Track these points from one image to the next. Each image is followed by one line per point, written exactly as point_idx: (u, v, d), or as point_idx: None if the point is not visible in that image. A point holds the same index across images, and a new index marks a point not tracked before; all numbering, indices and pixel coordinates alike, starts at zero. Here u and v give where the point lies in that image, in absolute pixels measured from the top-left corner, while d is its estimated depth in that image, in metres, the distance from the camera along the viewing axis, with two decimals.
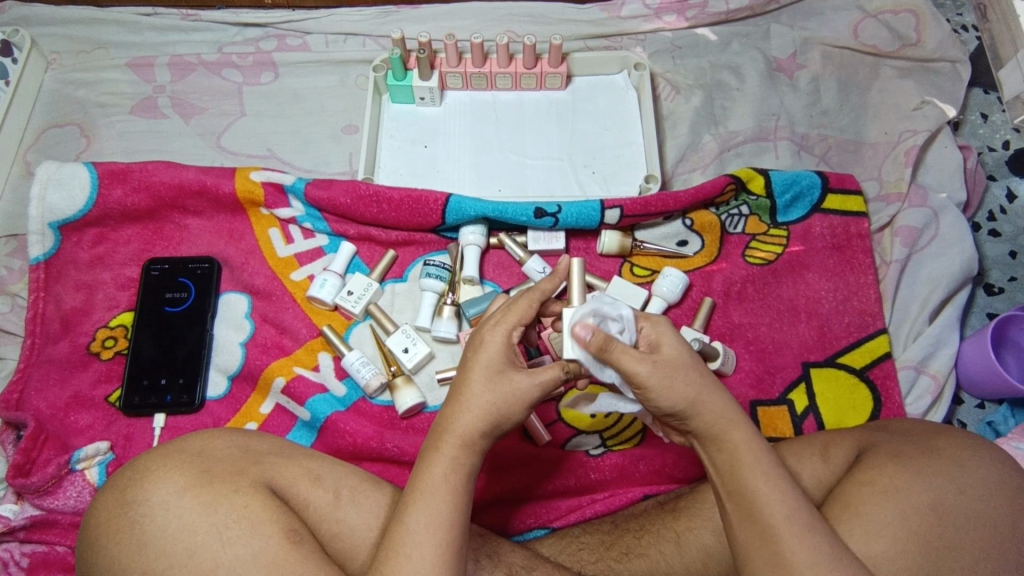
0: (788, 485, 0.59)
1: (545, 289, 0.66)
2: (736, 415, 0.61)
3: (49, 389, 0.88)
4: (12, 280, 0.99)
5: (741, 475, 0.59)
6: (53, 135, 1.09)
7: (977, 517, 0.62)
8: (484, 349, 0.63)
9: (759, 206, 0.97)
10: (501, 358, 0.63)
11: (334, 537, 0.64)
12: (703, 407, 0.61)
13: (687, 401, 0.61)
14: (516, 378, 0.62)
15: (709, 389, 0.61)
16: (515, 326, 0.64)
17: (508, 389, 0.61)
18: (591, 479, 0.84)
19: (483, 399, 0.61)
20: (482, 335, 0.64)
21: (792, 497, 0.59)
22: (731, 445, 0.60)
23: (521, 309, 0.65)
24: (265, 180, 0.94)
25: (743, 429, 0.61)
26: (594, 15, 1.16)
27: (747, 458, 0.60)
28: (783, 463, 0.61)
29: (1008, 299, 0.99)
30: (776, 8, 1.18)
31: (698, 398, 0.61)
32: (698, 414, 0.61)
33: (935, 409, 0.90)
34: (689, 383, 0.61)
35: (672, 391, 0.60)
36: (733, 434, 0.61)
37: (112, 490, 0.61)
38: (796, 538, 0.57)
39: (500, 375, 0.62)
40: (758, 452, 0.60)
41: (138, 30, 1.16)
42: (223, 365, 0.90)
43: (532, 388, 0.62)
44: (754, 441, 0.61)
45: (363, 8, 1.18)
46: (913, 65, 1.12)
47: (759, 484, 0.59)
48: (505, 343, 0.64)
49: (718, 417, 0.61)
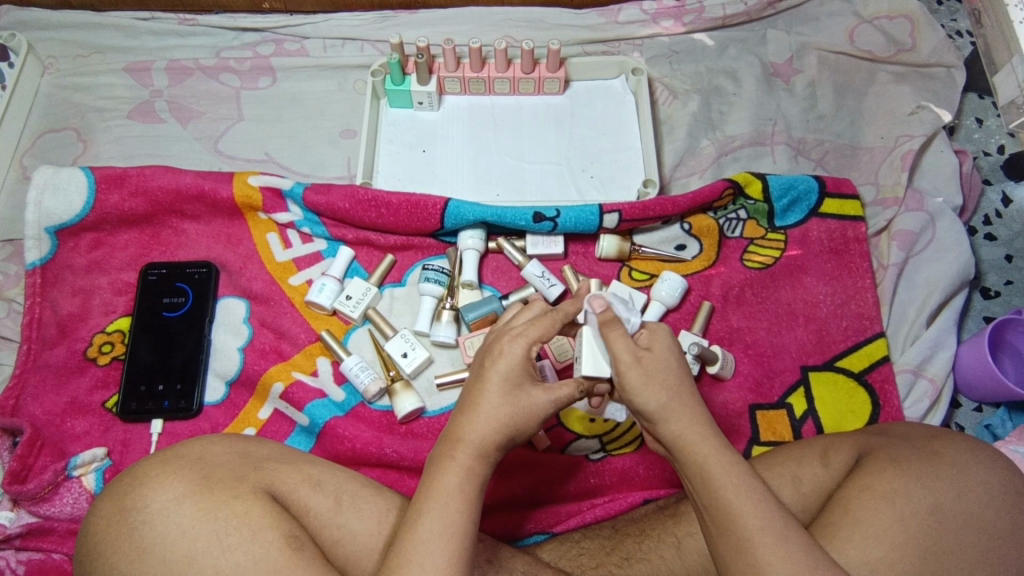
0: (759, 493, 0.59)
1: (568, 309, 0.65)
2: (702, 424, 0.62)
3: (45, 395, 0.87)
4: (8, 285, 0.98)
5: (712, 484, 0.59)
6: (50, 140, 1.09)
7: (976, 519, 0.62)
8: (502, 359, 0.63)
9: (757, 210, 0.97)
10: (518, 372, 0.63)
11: (335, 543, 0.64)
12: (673, 414, 0.62)
13: (659, 404, 0.62)
14: (534, 394, 0.62)
15: (682, 396, 0.62)
16: (535, 341, 0.64)
17: (525, 404, 0.62)
18: (591, 484, 0.85)
19: (500, 411, 0.61)
20: (501, 345, 0.64)
21: (766, 508, 0.58)
22: (699, 455, 0.61)
23: (544, 325, 0.64)
24: (263, 185, 0.94)
25: (711, 438, 0.61)
26: (591, 20, 1.17)
27: (716, 467, 0.60)
28: (757, 474, 0.61)
29: (1004, 303, 1.00)
30: (772, 14, 1.19)
31: (670, 403, 0.62)
32: (669, 419, 0.62)
33: (932, 412, 0.90)
34: (665, 388, 0.62)
35: (647, 391, 0.62)
36: (700, 444, 0.61)
37: (110, 497, 0.61)
38: (770, 548, 0.56)
39: (517, 389, 0.62)
40: (728, 463, 0.60)
41: (135, 35, 1.15)
42: (221, 371, 0.90)
43: (548, 405, 0.63)
44: (723, 451, 0.61)
45: (360, 13, 1.18)
46: (908, 71, 1.13)
47: (730, 495, 0.59)
48: (524, 357, 0.63)
49: (688, 425, 0.62)
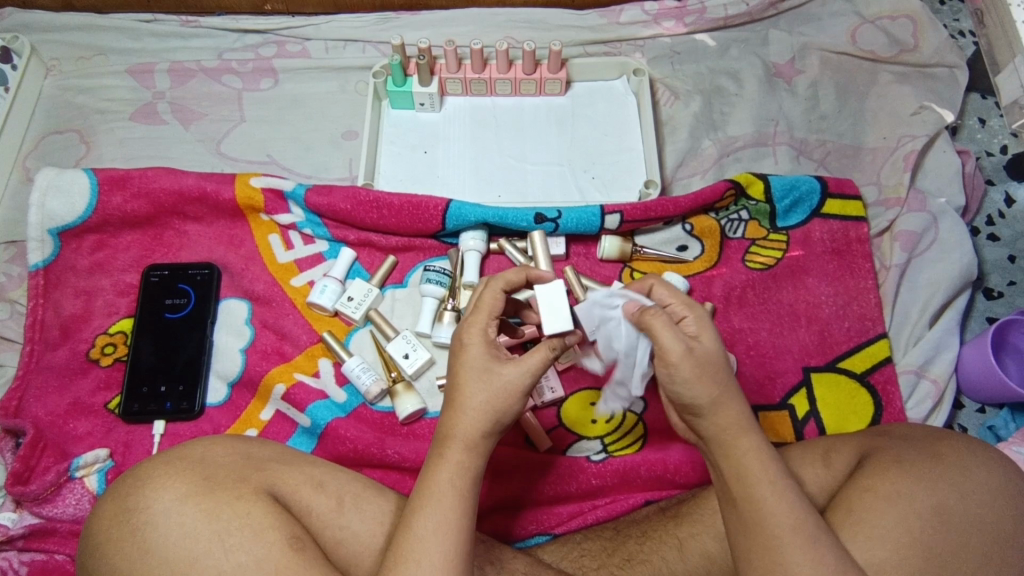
0: (794, 493, 0.59)
1: (511, 280, 0.66)
2: (746, 421, 0.61)
3: (48, 396, 0.88)
4: (11, 287, 0.98)
5: (748, 481, 0.59)
6: (52, 142, 1.09)
7: (978, 521, 0.62)
8: (466, 350, 0.63)
9: (759, 211, 0.97)
10: (484, 356, 0.63)
11: (337, 543, 0.64)
12: (720, 409, 0.61)
13: (708, 399, 0.60)
14: (504, 371, 0.62)
15: (730, 392, 0.61)
16: (489, 322, 0.65)
17: (499, 384, 0.61)
18: (594, 485, 0.84)
19: (478, 399, 0.61)
20: (460, 338, 0.64)
21: (799, 509, 0.58)
22: (739, 451, 0.60)
23: (486, 305, 0.65)
24: (265, 186, 0.94)
25: (753, 436, 0.61)
26: (593, 21, 1.17)
27: (755, 465, 0.59)
28: (790, 471, 0.61)
29: (1007, 304, 1.00)
30: (774, 14, 1.18)
31: (720, 399, 0.60)
32: (715, 415, 0.61)
33: (935, 413, 0.90)
34: (713, 383, 0.60)
35: (700, 383, 0.60)
36: (741, 441, 0.60)
37: (113, 498, 0.61)
38: (801, 548, 0.56)
39: (487, 372, 0.62)
40: (766, 460, 0.60)
41: (137, 37, 1.16)
42: (223, 372, 0.90)
43: (521, 378, 0.61)
44: (763, 447, 0.60)
45: (362, 15, 1.18)
46: (911, 71, 1.13)
47: (766, 493, 0.58)
48: (484, 341, 0.64)
49: (731, 422, 0.61)
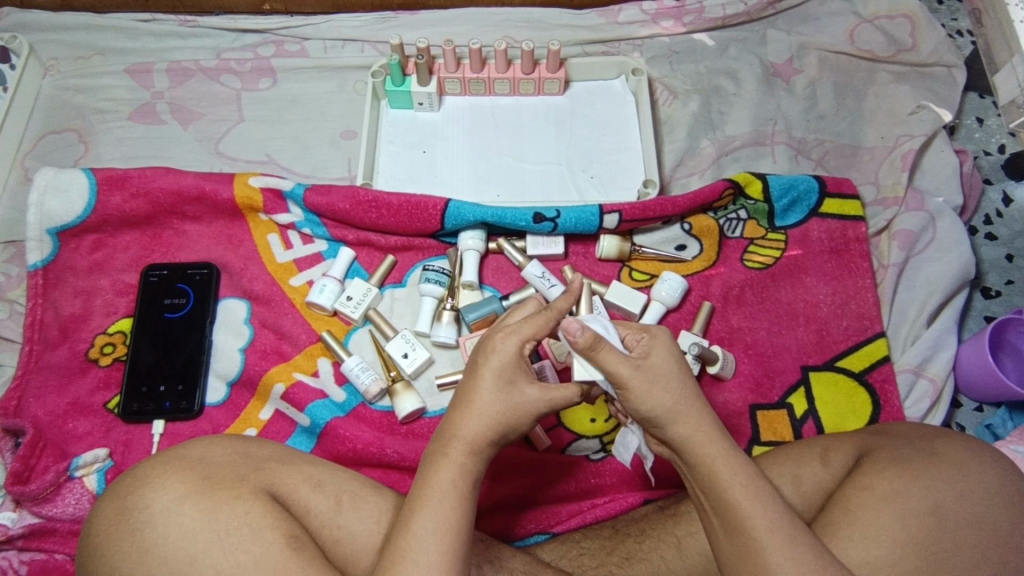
0: (768, 496, 0.59)
1: (561, 307, 0.64)
2: (711, 427, 0.61)
3: (47, 396, 0.88)
4: (9, 287, 0.98)
5: (720, 486, 0.59)
6: (51, 141, 1.09)
7: (976, 519, 0.62)
8: (496, 356, 0.62)
9: (757, 210, 0.98)
10: (511, 369, 0.62)
11: (336, 542, 0.64)
12: (680, 416, 0.61)
13: (664, 408, 0.61)
14: (527, 391, 0.62)
15: (686, 398, 0.62)
16: (529, 339, 0.63)
17: (518, 402, 0.61)
18: (592, 484, 0.85)
19: (493, 408, 0.61)
20: (493, 342, 0.63)
21: (774, 509, 0.58)
22: (709, 458, 0.60)
23: (537, 324, 0.63)
24: (264, 186, 0.94)
25: (721, 440, 0.61)
26: (591, 20, 1.17)
27: (725, 470, 0.59)
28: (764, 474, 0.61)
29: (1005, 303, 1.00)
30: (772, 14, 1.19)
31: (675, 406, 0.61)
32: (675, 423, 0.61)
33: (933, 412, 0.90)
34: (668, 391, 0.61)
35: (652, 396, 0.61)
36: (710, 447, 0.60)
37: (112, 498, 0.61)
38: (779, 549, 0.56)
39: (510, 386, 0.62)
40: (736, 464, 0.60)
41: (136, 37, 1.16)
42: (222, 372, 0.90)
43: (540, 403, 0.62)
44: (732, 452, 0.60)
45: (361, 15, 1.18)
46: (908, 70, 1.13)
47: (739, 497, 0.58)
48: (517, 354, 0.63)
49: (696, 428, 0.61)
